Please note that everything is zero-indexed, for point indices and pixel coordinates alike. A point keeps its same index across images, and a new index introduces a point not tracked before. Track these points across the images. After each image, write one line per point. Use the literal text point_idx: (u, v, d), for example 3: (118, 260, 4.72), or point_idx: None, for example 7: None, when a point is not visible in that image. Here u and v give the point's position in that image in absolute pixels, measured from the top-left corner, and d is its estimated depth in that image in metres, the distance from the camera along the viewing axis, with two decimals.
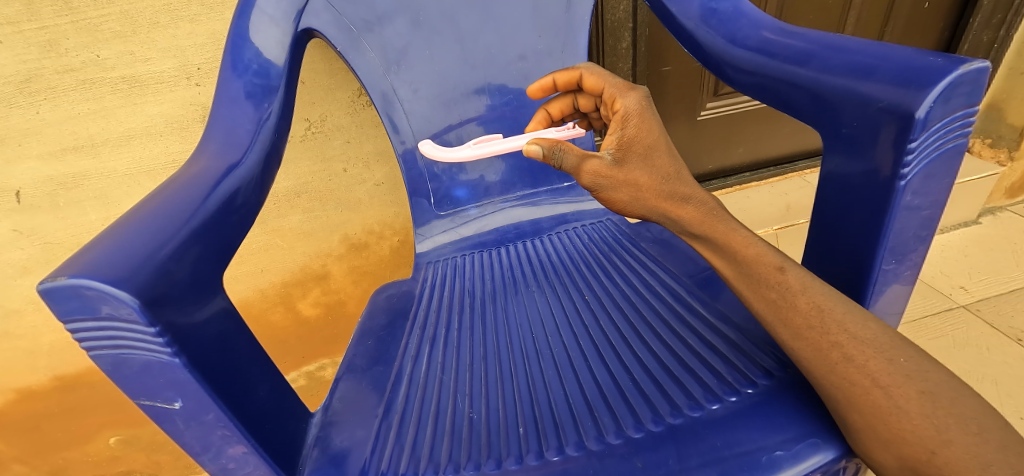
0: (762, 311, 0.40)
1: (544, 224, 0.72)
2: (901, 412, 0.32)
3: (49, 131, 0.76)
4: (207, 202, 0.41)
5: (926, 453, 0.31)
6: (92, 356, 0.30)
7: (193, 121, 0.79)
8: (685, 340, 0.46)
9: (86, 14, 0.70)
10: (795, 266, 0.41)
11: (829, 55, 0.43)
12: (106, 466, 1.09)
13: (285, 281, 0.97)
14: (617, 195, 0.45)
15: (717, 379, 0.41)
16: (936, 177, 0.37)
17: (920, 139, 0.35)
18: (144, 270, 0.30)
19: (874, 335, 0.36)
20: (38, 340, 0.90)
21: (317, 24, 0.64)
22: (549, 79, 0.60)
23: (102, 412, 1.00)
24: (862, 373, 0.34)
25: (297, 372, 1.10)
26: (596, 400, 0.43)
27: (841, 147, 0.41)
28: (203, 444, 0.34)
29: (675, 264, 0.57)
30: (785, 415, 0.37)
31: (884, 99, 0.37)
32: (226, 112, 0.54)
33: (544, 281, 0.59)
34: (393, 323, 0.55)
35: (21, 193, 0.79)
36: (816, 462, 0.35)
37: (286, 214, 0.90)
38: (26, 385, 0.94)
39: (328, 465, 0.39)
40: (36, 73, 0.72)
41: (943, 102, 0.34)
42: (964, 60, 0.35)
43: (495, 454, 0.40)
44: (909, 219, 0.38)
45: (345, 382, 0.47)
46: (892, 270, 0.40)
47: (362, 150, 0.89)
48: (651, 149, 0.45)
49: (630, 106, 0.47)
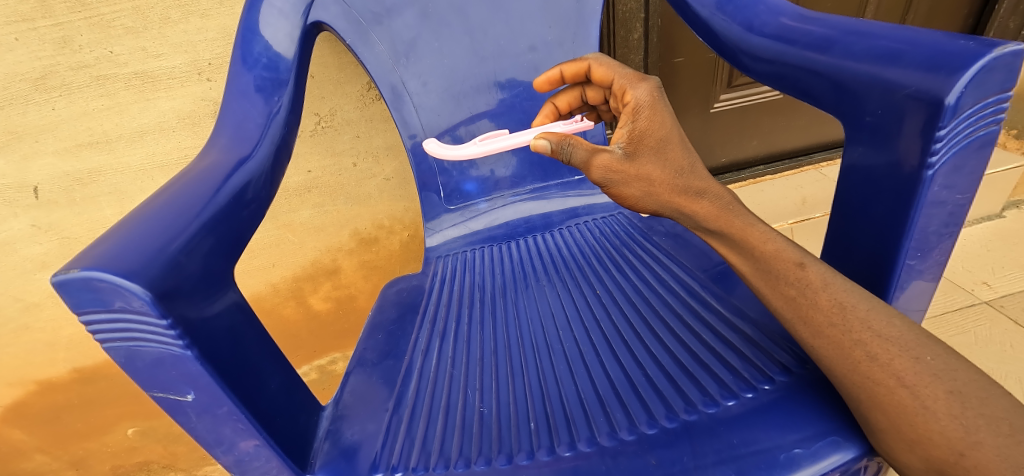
0: (781, 309, 0.39)
1: (554, 218, 0.71)
2: (928, 413, 0.31)
3: (65, 127, 0.76)
4: (219, 195, 0.41)
5: (954, 454, 0.30)
6: (106, 348, 0.30)
7: (204, 116, 0.80)
8: (698, 335, 0.45)
9: (98, 10, 0.70)
10: (816, 262, 0.40)
11: (851, 41, 0.42)
12: (125, 457, 1.10)
13: (296, 275, 0.97)
14: (629, 190, 0.44)
15: (732, 375, 0.40)
16: (964, 168, 0.36)
17: (949, 126, 0.34)
18: (155, 263, 0.30)
19: (899, 332, 0.35)
20: (57, 333, 0.92)
21: (326, 17, 0.64)
22: (557, 70, 0.59)
23: (120, 403, 1.02)
24: (886, 372, 0.33)
25: (309, 366, 1.10)
26: (609, 396, 0.42)
27: (863, 138, 0.40)
28: (216, 437, 0.33)
29: (688, 258, 0.56)
30: (805, 413, 0.36)
31: (910, 86, 0.35)
32: (237, 106, 0.54)
33: (554, 275, 0.59)
34: (403, 317, 0.55)
35: (38, 188, 0.80)
36: (836, 461, 0.34)
37: (297, 208, 0.91)
38: (47, 377, 0.96)
39: (340, 458, 0.39)
40: (51, 70, 0.73)
41: (975, 87, 0.33)
42: (998, 43, 0.33)
43: (506, 449, 0.39)
44: (934, 212, 0.37)
45: (355, 376, 0.47)
46: (916, 266, 0.39)
47: (372, 145, 0.89)
48: (664, 143, 0.43)
49: (641, 97, 0.45)
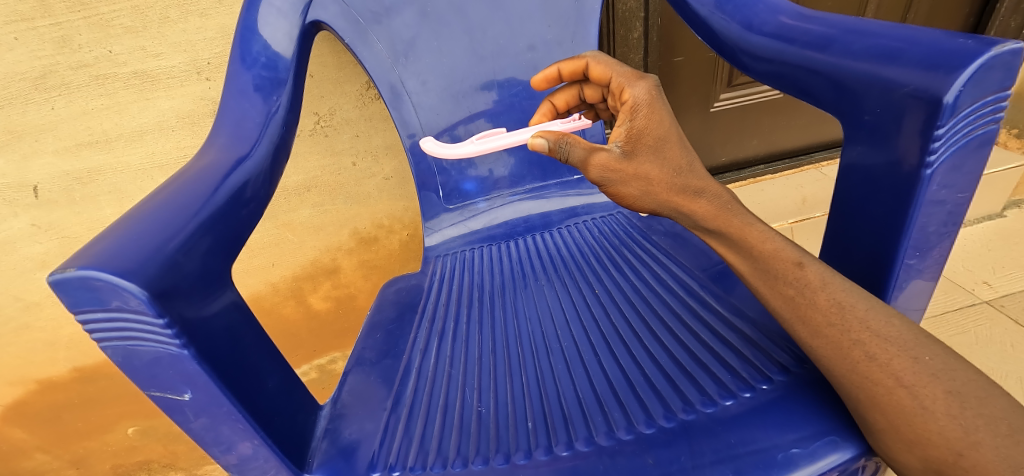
0: (779, 308, 0.39)
1: (553, 217, 0.71)
2: (927, 413, 0.31)
3: (64, 126, 0.76)
4: (217, 194, 0.41)
5: (953, 455, 0.30)
6: (103, 347, 0.30)
7: (203, 116, 0.80)
8: (697, 335, 0.45)
9: (97, 9, 0.70)
10: (814, 261, 0.39)
11: (850, 39, 0.42)
12: (125, 456, 1.10)
13: (296, 274, 0.97)
14: (627, 189, 0.44)
15: (731, 374, 0.40)
16: (964, 167, 0.36)
17: (948, 125, 0.34)
18: (152, 262, 0.30)
19: (898, 332, 0.35)
20: (57, 332, 0.92)
21: (324, 16, 0.64)
22: (555, 68, 0.59)
23: (120, 402, 1.02)
24: (885, 372, 0.33)
25: (309, 365, 1.10)
26: (607, 395, 0.42)
27: (862, 137, 0.39)
28: (214, 437, 0.33)
29: (687, 257, 0.56)
30: (803, 412, 0.36)
31: (909, 84, 0.35)
32: (236, 105, 0.54)
33: (553, 274, 0.59)
34: (401, 317, 0.55)
35: (38, 188, 0.80)
36: (834, 461, 0.34)
37: (297, 208, 0.91)
38: (47, 376, 0.96)
39: (338, 457, 0.39)
40: (50, 69, 0.73)
41: (973, 85, 0.33)
42: (997, 41, 0.33)
43: (504, 448, 0.39)
44: (933, 211, 0.37)
45: (354, 375, 0.47)
46: (915, 265, 0.39)
47: (371, 144, 0.89)
48: (662, 141, 0.43)
49: (639, 95, 0.45)
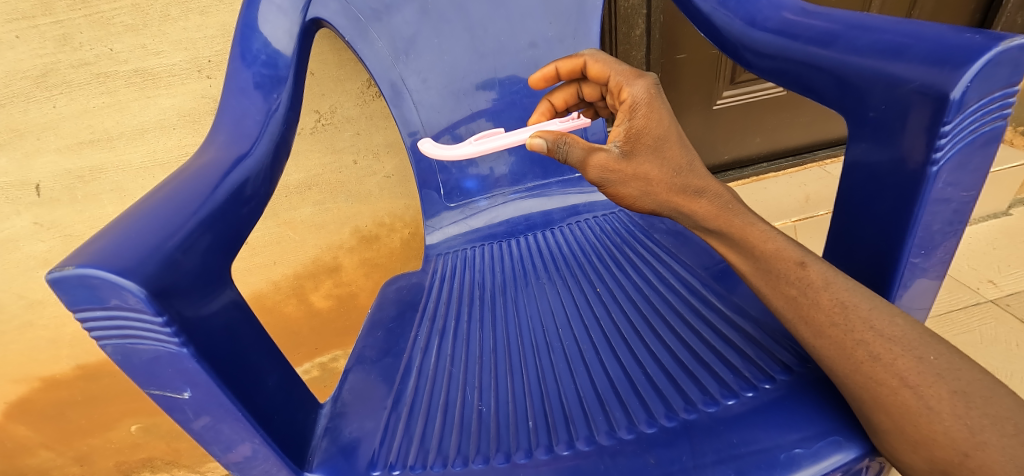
0: (782, 308, 0.39)
1: (554, 215, 0.71)
2: (932, 413, 0.31)
3: (66, 125, 0.76)
4: (216, 192, 0.41)
5: (959, 455, 0.29)
6: (101, 345, 0.30)
7: (205, 114, 0.80)
8: (700, 334, 0.45)
9: (98, 7, 0.70)
10: (817, 260, 0.39)
11: (854, 34, 0.41)
12: (129, 453, 1.10)
13: (297, 272, 0.97)
14: (627, 189, 0.44)
15: (733, 374, 0.40)
16: (970, 164, 0.35)
17: (955, 122, 0.33)
18: (151, 260, 0.30)
19: (902, 332, 0.34)
20: (61, 330, 0.92)
21: (324, 13, 0.64)
22: (553, 67, 0.58)
23: (123, 399, 1.02)
24: (889, 372, 0.33)
25: (310, 363, 1.10)
26: (608, 394, 0.42)
27: (868, 134, 0.39)
28: (214, 436, 0.33)
29: (689, 255, 0.55)
30: (806, 412, 0.36)
31: (915, 80, 0.35)
32: (236, 103, 0.54)
33: (554, 272, 0.58)
34: (402, 315, 0.55)
35: (40, 186, 0.80)
36: (838, 461, 0.33)
37: (298, 206, 0.90)
38: (51, 374, 0.96)
39: (338, 456, 0.39)
40: (51, 68, 0.73)
41: (980, 81, 0.32)
42: (1004, 37, 0.33)
43: (505, 447, 0.39)
44: (939, 208, 0.36)
45: (355, 374, 0.47)
46: (920, 263, 0.38)
47: (372, 142, 0.88)
48: (661, 141, 0.43)
49: (638, 94, 0.44)
